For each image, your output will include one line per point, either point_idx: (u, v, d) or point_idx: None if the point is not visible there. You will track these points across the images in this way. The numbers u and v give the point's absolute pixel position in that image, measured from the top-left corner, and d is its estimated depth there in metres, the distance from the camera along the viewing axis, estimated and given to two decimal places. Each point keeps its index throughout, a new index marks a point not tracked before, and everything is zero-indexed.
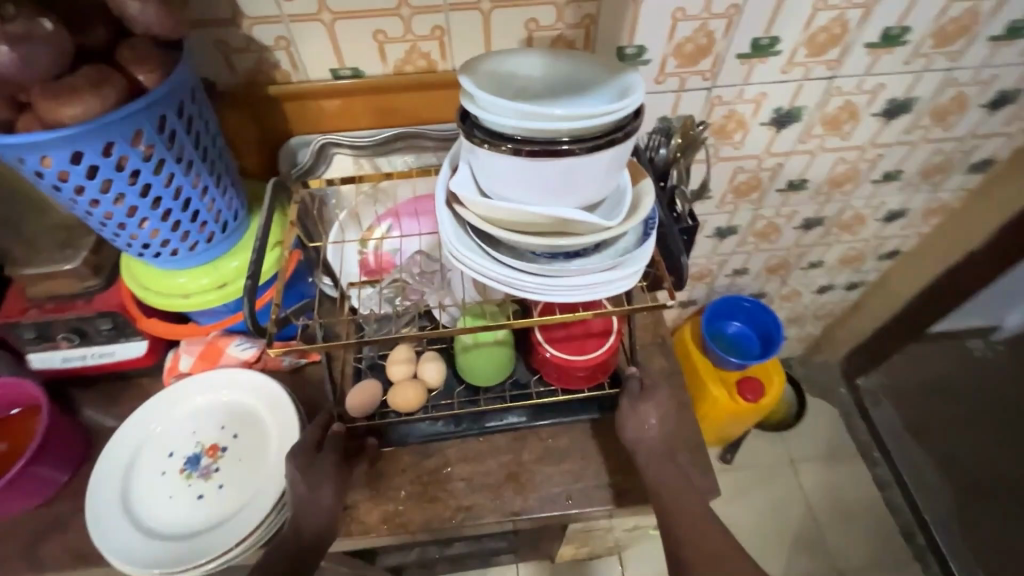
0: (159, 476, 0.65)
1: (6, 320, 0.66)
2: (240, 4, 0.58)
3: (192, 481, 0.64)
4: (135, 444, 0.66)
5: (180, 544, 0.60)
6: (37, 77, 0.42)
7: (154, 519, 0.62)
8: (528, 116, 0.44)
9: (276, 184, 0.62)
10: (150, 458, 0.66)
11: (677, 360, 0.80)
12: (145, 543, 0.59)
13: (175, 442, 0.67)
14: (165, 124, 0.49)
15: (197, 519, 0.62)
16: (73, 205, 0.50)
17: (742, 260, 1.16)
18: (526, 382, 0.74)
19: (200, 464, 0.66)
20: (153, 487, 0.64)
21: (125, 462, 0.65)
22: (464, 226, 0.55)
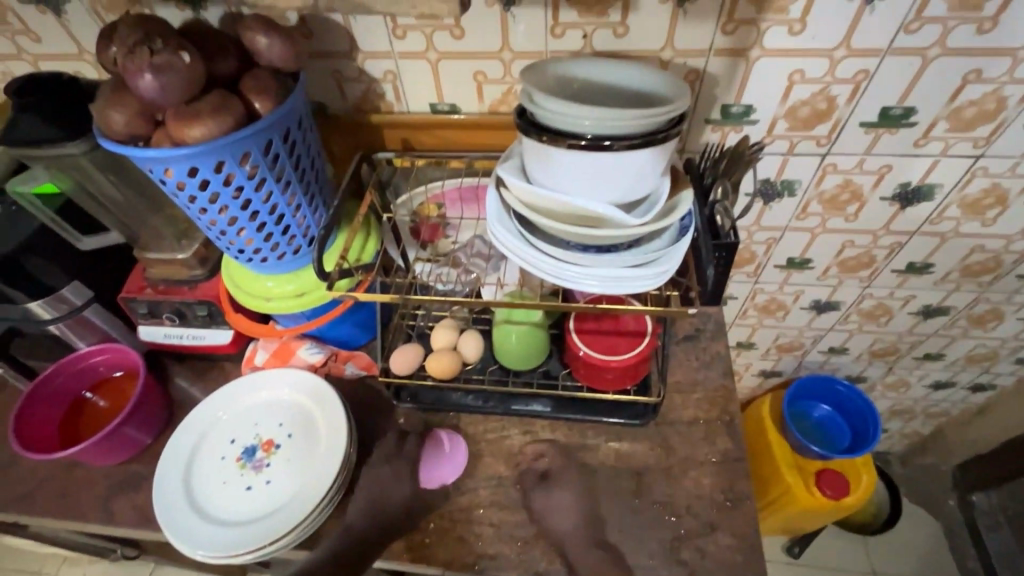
0: (218, 461, 0.70)
1: (126, 294, 0.76)
2: (357, 39, 0.62)
3: (245, 471, 0.69)
4: (203, 428, 0.72)
5: (226, 527, 0.64)
6: (172, 102, 0.47)
7: (208, 500, 0.66)
8: (579, 111, 0.45)
9: (362, 156, 0.71)
10: (215, 441, 0.71)
11: (743, 443, 0.72)
12: (196, 521, 0.64)
13: (237, 431, 0.72)
14: (270, 148, 0.54)
15: (244, 507, 0.66)
16: (185, 210, 0.56)
17: (841, 339, 1.04)
18: (556, 375, 0.76)
19: (255, 456, 0.70)
20: (212, 470, 0.69)
21: (193, 442, 0.71)
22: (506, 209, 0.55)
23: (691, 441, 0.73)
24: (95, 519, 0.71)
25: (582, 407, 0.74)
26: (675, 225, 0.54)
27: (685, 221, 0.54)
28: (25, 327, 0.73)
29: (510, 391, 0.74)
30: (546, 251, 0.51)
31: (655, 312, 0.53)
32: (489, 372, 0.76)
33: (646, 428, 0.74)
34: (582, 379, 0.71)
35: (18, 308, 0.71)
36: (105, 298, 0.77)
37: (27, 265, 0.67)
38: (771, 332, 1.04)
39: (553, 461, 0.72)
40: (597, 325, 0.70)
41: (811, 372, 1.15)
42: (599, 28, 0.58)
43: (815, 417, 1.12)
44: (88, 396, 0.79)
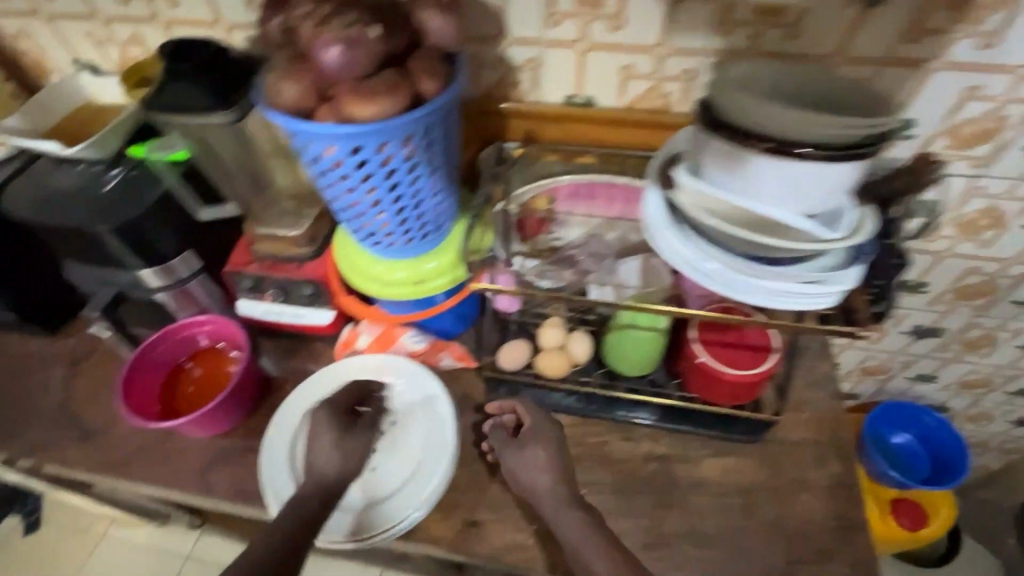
0: (322, 444, 0.70)
1: (233, 267, 0.75)
2: (508, 24, 0.60)
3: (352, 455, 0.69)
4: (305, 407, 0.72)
5: (347, 512, 0.66)
6: (350, 78, 0.46)
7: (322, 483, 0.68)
8: (785, 116, 0.43)
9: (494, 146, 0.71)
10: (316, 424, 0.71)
11: (856, 470, 0.70)
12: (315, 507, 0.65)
13: (336, 414, 0.72)
14: (429, 131, 0.52)
15: (358, 490, 0.67)
16: (332, 189, 0.55)
17: (932, 367, 1.00)
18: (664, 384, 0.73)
19: None
20: (318, 453, 0.69)
21: (296, 425, 0.71)
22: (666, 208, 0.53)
23: (801, 463, 0.70)
24: (193, 490, 0.71)
25: (689, 418, 0.71)
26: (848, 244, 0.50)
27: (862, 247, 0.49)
28: (133, 294, 0.73)
29: (616, 395, 0.71)
30: (711, 256, 0.49)
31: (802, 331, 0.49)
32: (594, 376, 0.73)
33: (753, 446, 0.71)
34: (695, 390, 0.69)
35: (131, 274, 0.71)
36: (211, 270, 0.77)
37: (149, 232, 0.67)
38: (860, 354, 1.01)
39: (656, 471, 0.70)
40: (719, 336, 0.67)
41: (891, 397, 1.11)
42: (771, 29, 0.55)
43: (893, 445, 1.07)
44: (186, 366, 0.78)
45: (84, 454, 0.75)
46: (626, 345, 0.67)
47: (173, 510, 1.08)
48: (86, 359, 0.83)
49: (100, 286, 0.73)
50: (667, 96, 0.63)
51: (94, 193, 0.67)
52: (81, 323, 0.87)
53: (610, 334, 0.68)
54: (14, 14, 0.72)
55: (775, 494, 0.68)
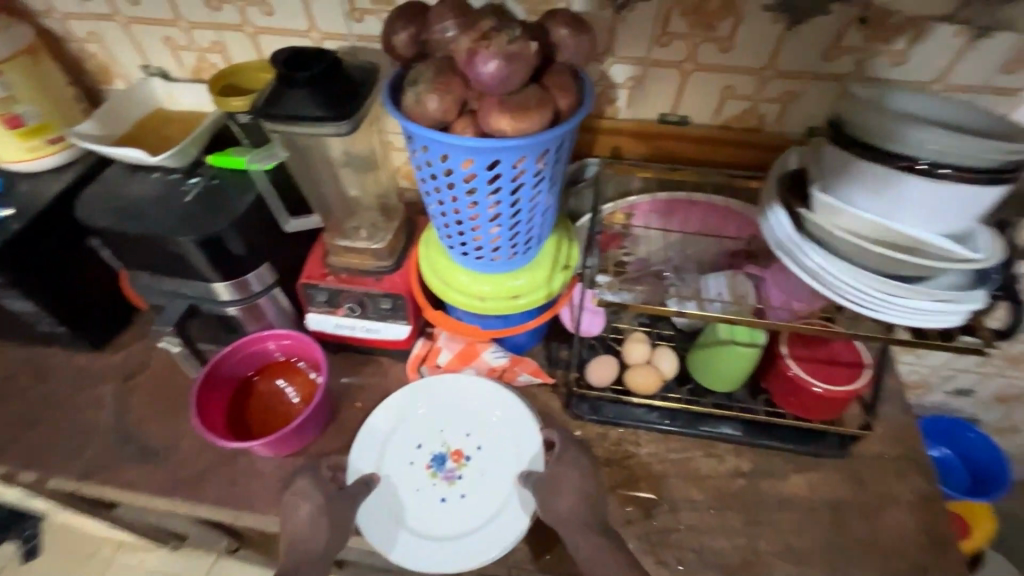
0: (409, 460, 0.69)
1: (308, 280, 0.72)
2: (616, 43, 0.60)
3: (439, 481, 0.67)
4: (388, 424, 0.70)
5: (433, 543, 0.63)
6: (499, 92, 0.45)
7: (404, 503, 0.66)
8: (934, 139, 0.44)
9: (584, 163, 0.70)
10: (400, 443, 0.70)
11: (937, 484, 0.71)
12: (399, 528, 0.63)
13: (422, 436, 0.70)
14: (560, 147, 0.52)
15: (441, 517, 0.65)
16: (454, 201, 0.54)
17: (972, 381, 1.03)
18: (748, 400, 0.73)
19: (446, 466, 0.69)
20: (403, 476, 0.68)
21: (380, 442, 0.69)
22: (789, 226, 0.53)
23: (884, 478, 0.71)
24: (269, 513, 0.68)
25: (776, 433, 0.72)
26: None
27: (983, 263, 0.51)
28: (204, 307, 0.71)
29: (704, 411, 0.72)
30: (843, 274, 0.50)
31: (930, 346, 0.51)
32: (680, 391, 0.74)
33: (835, 460, 0.72)
34: (787, 406, 0.69)
35: (208, 287, 0.68)
36: (284, 283, 0.74)
37: (234, 245, 0.65)
38: (903, 369, 1.04)
39: (745, 488, 0.70)
40: (809, 352, 0.68)
41: (927, 411, 1.14)
42: (877, 55, 0.57)
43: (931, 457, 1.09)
44: (253, 379, 0.76)
45: (147, 477, 0.71)
46: (720, 359, 0.67)
47: (208, 534, 1.02)
48: (139, 374, 0.79)
49: (171, 299, 0.70)
50: (762, 117, 0.65)
51: (175, 203, 0.65)
52: (131, 337, 0.83)
53: (704, 349, 0.68)
54: (87, 17, 0.69)
55: (864, 509, 0.68)
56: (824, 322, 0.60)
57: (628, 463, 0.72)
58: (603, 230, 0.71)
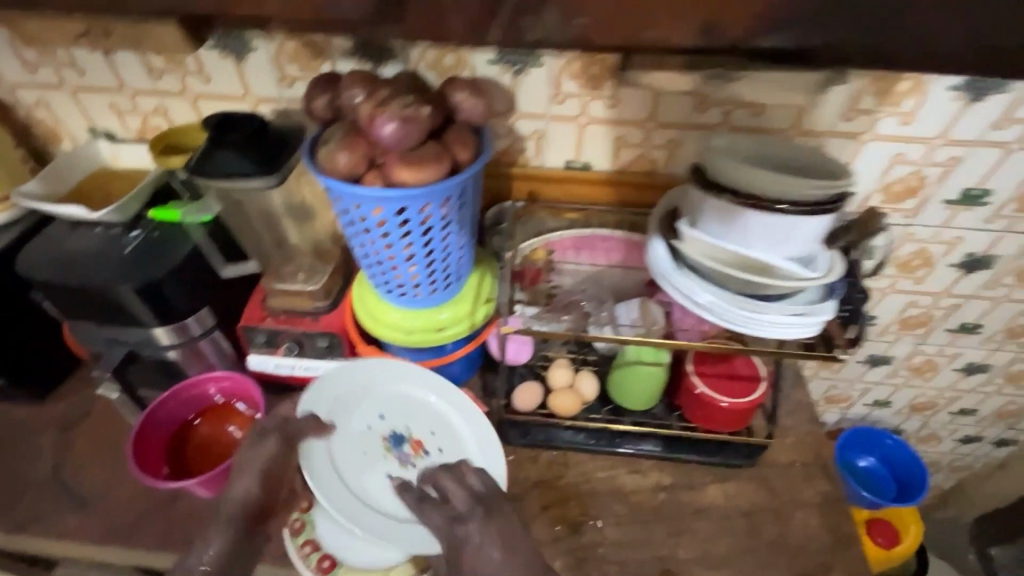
0: (369, 433, 0.73)
1: (247, 322, 0.76)
2: (518, 101, 0.69)
3: (390, 457, 0.72)
4: (362, 385, 0.74)
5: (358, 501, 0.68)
6: (399, 149, 0.52)
7: (342, 463, 0.70)
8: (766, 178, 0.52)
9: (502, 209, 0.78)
10: (366, 410, 0.75)
11: (841, 486, 0.77)
12: (334, 482, 0.68)
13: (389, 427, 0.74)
14: (463, 194, 0.58)
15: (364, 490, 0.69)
16: (371, 245, 0.60)
17: (887, 393, 1.12)
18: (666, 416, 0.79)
19: (401, 448, 0.73)
20: (358, 438, 0.73)
21: (358, 391, 0.74)
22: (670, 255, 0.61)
23: (794, 484, 0.77)
24: None
25: (691, 447, 0.77)
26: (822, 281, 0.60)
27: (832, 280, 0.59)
28: (144, 352, 0.74)
29: (625, 429, 0.77)
30: (713, 294, 0.57)
31: (794, 356, 0.58)
32: (602, 412, 0.79)
33: (748, 469, 0.78)
34: (696, 420, 0.75)
35: (147, 332, 0.71)
36: (224, 326, 0.78)
37: (171, 291, 0.68)
38: (824, 384, 1.11)
39: (666, 500, 0.75)
40: (713, 368, 0.75)
41: (855, 423, 1.21)
42: (739, 108, 0.67)
43: (860, 467, 1.16)
44: (193, 423, 0.78)
45: (83, 524, 0.71)
46: (633, 377, 0.73)
47: None
48: (79, 423, 0.81)
49: (111, 345, 0.73)
50: (654, 160, 0.73)
51: (115, 253, 0.69)
52: (72, 387, 0.85)
53: (619, 369, 0.74)
54: (36, 86, 0.75)
55: (775, 514, 0.73)
56: (722, 340, 0.66)
57: (557, 482, 0.76)
58: (524, 265, 0.75)
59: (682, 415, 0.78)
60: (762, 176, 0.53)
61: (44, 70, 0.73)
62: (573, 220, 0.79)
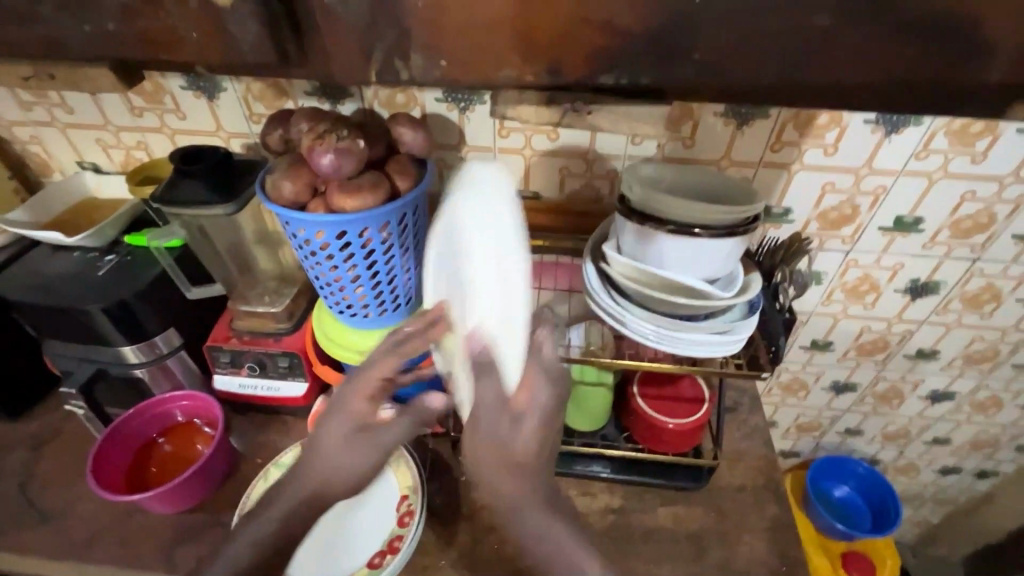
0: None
1: (212, 342, 0.79)
2: (467, 135, 0.74)
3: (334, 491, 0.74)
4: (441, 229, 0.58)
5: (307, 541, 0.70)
6: (338, 178, 0.57)
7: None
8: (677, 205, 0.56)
9: None
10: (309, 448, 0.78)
11: (792, 511, 0.77)
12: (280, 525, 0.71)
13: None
14: (403, 219, 0.63)
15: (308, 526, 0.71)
16: (317, 267, 0.64)
17: (856, 421, 1.11)
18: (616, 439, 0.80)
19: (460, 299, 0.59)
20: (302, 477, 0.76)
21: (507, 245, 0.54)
22: (600, 278, 0.64)
23: (743, 507, 0.77)
24: (156, 567, 0.70)
25: (640, 468, 0.78)
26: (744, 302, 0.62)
27: (753, 300, 0.62)
28: (112, 371, 0.77)
29: (574, 450, 0.77)
30: (636, 315, 0.60)
31: (717, 373, 0.60)
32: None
33: (698, 493, 0.78)
34: (643, 440, 0.76)
35: (114, 350, 0.75)
36: (191, 347, 0.82)
37: (138, 312, 0.72)
38: (793, 411, 1.12)
39: (614, 522, 0.75)
40: (658, 391, 0.77)
41: (829, 452, 1.20)
42: (671, 141, 0.71)
43: (836, 497, 1.15)
44: (157, 441, 0.80)
45: (42, 538, 0.73)
46: (577, 398, 0.75)
47: None
48: (51, 440, 0.84)
49: (81, 363, 0.77)
50: (598, 190, 0.78)
51: (88, 276, 0.73)
52: (48, 405, 0.88)
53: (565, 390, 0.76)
54: (30, 123, 0.81)
55: (722, 539, 0.73)
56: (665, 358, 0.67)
57: None
58: None
59: (631, 437, 0.79)
60: (676, 202, 0.57)
61: (38, 109, 0.80)
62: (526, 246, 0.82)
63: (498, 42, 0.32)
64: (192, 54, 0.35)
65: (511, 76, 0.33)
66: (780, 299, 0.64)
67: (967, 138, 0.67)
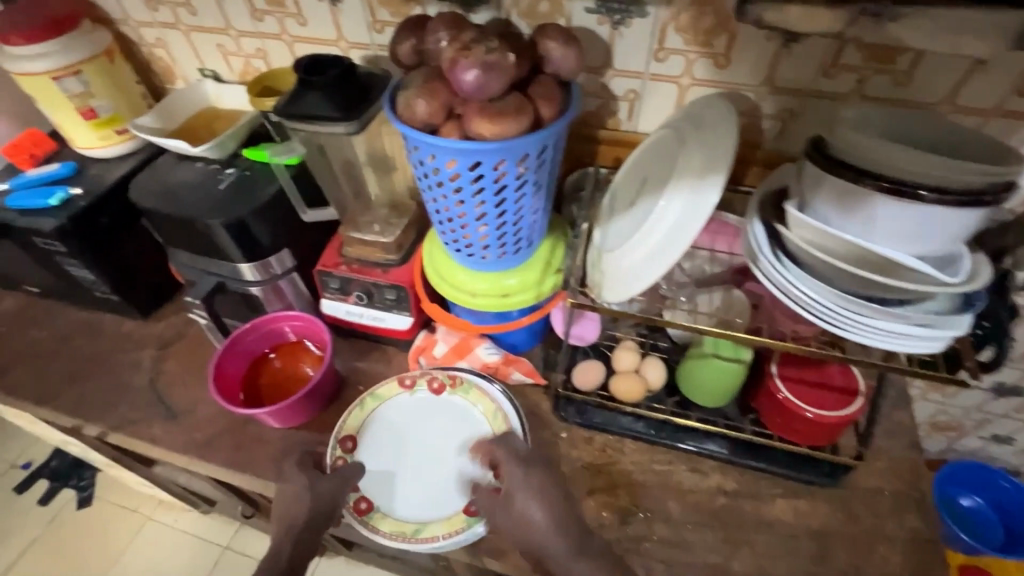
0: (420, 411, 0.76)
1: (323, 267, 0.78)
2: (614, 56, 0.62)
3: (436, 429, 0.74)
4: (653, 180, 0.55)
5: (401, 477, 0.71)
6: (480, 100, 0.49)
7: (389, 435, 0.74)
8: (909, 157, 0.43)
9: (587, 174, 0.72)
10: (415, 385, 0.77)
11: (936, 526, 0.67)
12: (379, 458, 0.72)
13: (433, 415, 0.75)
14: (543, 153, 0.55)
15: (401, 464, 0.72)
16: (441, 200, 0.58)
17: (1010, 428, 0.96)
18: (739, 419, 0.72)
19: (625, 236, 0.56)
20: (405, 411, 0.76)
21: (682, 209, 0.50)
22: (771, 240, 0.53)
23: (878, 513, 0.68)
24: (268, 476, 0.74)
25: (763, 454, 0.70)
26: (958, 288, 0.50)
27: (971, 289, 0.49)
28: (230, 285, 0.78)
29: (690, 424, 0.71)
30: (813, 290, 0.49)
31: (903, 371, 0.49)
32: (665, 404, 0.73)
33: (828, 490, 0.69)
34: (772, 426, 0.68)
35: (233, 266, 0.75)
36: (302, 268, 0.81)
37: (255, 229, 0.71)
38: (930, 408, 0.98)
39: (726, 505, 0.69)
40: (801, 374, 0.67)
41: (961, 456, 1.06)
42: (878, 74, 0.56)
43: (960, 506, 1.03)
44: (269, 357, 0.82)
45: (171, 432, 0.79)
46: (706, 371, 0.67)
47: (228, 499, 1.11)
48: (175, 342, 0.89)
49: (203, 274, 0.78)
50: (763, 134, 0.65)
51: (211, 188, 0.73)
52: (172, 308, 0.93)
53: (689, 360, 0.69)
54: (155, 25, 0.79)
55: (853, 543, 0.65)
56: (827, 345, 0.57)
57: (610, 469, 0.72)
58: None
59: (757, 420, 0.71)
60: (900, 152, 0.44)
61: (163, 8, 0.77)
62: None
63: None
64: None
65: None
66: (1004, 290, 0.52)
67: None
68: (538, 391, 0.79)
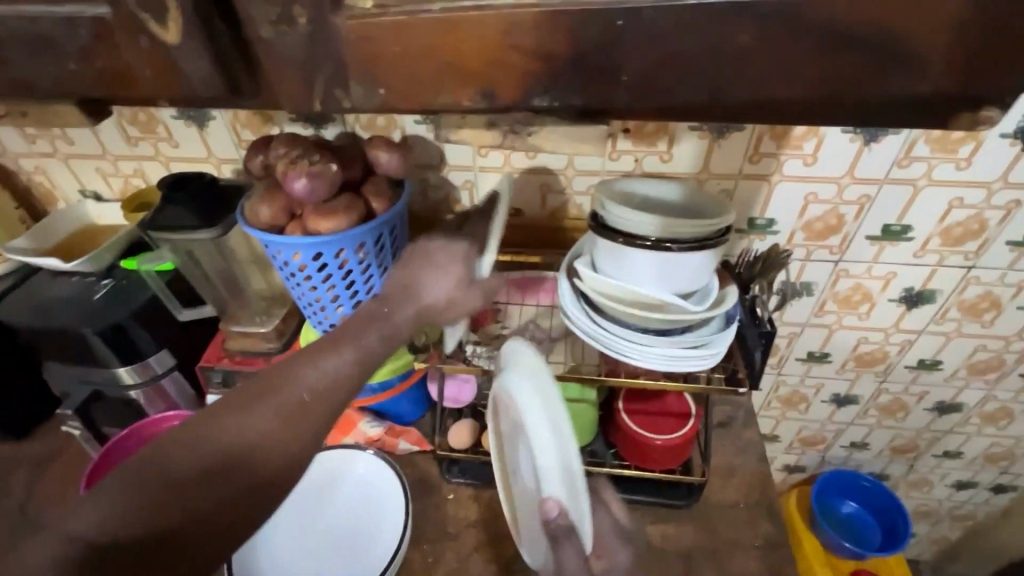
0: (358, 488, 0.76)
1: (204, 363, 0.81)
2: (447, 155, 0.75)
3: (349, 509, 0.74)
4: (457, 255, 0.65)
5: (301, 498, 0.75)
6: (314, 202, 0.58)
7: (328, 480, 0.76)
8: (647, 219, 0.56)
9: None
10: (380, 474, 0.76)
11: (786, 528, 0.75)
12: (311, 484, 0.76)
13: (343, 497, 0.75)
14: (381, 239, 0.64)
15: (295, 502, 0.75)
16: (297, 288, 0.65)
17: (861, 434, 1.08)
18: (603, 457, 0.78)
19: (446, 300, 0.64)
20: (352, 482, 0.76)
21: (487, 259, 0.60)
22: (576, 293, 0.63)
23: (735, 525, 0.75)
24: None
25: (628, 485, 0.76)
26: (722, 314, 0.62)
27: (731, 313, 0.62)
28: (108, 392, 0.79)
29: None
30: (609, 330, 0.59)
31: (698, 389, 0.60)
32: None
33: (690, 510, 0.76)
34: (629, 458, 0.75)
35: (109, 372, 0.77)
36: (184, 367, 0.83)
37: (131, 332, 0.75)
38: (794, 425, 1.09)
39: None
40: (643, 406, 0.76)
41: (835, 467, 1.17)
42: (649, 154, 0.71)
43: (843, 514, 1.12)
44: None
45: None
46: None
47: None
48: (52, 460, 0.86)
49: (79, 385, 0.79)
50: (580, 206, 0.78)
51: (85, 299, 0.76)
52: (51, 426, 0.90)
53: None
54: (34, 155, 0.85)
55: (715, 557, 0.71)
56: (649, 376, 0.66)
57: (494, 522, 0.76)
58: None
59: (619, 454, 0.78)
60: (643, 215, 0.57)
61: (41, 141, 0.83)
62: (510, 263, 0.80)
63: (433, 67, 0.34)
64: (150, 89, 0.37)
65: (449, 101, 0.35)
66: (758, 313, 0.65)
67: (948, 144, 0.66)
68: (425, 457, 0.83)
